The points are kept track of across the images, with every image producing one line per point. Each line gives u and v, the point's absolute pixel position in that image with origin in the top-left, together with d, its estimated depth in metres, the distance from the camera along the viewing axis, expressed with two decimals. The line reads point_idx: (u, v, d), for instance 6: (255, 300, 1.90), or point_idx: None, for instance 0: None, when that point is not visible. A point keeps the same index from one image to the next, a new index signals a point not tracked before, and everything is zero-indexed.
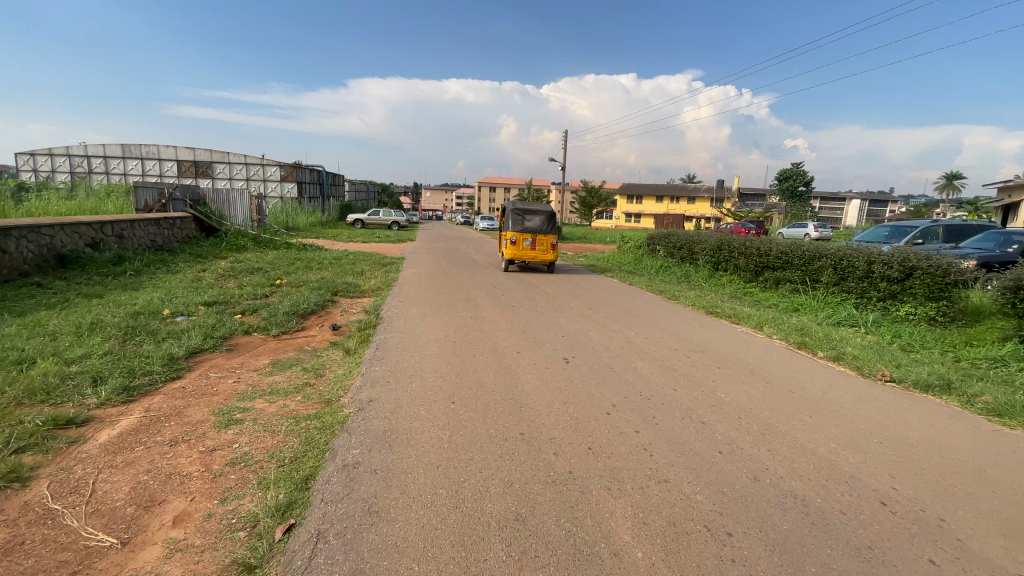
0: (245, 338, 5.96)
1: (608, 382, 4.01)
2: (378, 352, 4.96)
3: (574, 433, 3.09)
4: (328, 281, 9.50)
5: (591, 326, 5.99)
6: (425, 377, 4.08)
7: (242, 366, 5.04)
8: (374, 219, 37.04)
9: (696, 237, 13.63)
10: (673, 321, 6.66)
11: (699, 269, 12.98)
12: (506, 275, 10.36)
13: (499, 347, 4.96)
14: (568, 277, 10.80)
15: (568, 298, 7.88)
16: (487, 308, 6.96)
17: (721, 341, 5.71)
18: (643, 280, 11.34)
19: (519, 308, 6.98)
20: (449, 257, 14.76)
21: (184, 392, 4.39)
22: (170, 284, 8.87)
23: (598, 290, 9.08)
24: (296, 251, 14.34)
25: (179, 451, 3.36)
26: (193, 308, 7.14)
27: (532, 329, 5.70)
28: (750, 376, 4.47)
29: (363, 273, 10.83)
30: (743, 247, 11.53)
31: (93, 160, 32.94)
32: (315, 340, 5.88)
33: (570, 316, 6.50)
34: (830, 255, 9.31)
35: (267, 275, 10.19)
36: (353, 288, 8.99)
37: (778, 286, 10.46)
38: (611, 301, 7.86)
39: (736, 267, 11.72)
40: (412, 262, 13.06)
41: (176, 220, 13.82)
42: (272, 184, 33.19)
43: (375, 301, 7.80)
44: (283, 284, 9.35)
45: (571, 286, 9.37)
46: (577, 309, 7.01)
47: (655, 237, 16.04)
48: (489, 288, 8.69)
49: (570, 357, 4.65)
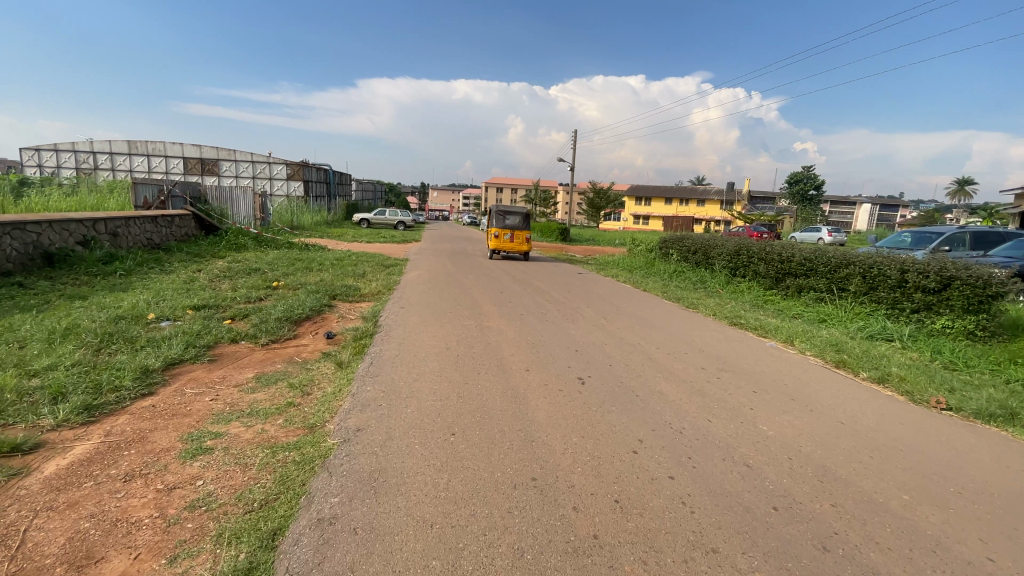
0: (231, 347, 5.50)
1: (631, 410, 3.50)
2: (372, 367, 4.48)
3: (597, 480, 2.59)
4: (326, 283, 9.04)
5: (607, 338, 5.48)
6: (422, 401, 3.58)
7: (223, 381, 4.58)
8: (379, 218, 36.67)
9: (712, 241, 13.06)
10: (695, 333, 6.13)
11: (715, 274, 12.40)
12: (514, 279, 9.85)
13: (507, 363, 4.46)
14: (578, 281, 10.28)
15: (581, 306, 7.36)
16: (494, 316, 6.47)
17: (751, 357, 5.17)
18: (657, 286, 10.79)
19: (528, 316, 6.47)
20: (455, 259, 14.29)
21: (153, 413, 3.93)
22: (160, 286, 8.45)
23: (612, 296, 8.55)
24: (297, 251, 13.94)
25: (133, 490, 2.89)
26: (180, 313, 6.70)
27: (543, 342, 5.20)
28: (791, 403, 3.94)
29: (364, 275, 10.37)
30: (763, 253, 10.94)
31: (100, 157, 32.89)
32: (305, 350, 5.42)
33: (584, 327, 5.99)
34: (858, 262, 8.72)
35: (264, 276, 9.76)
36: (352, 291, 8.53)
37: (801, 294, 9.88)
38: (626, 309, 7.34)
39: (755, 273, 11.15)
40: (416, 264, 12.62)
41: (175, 217, 13.47)
42: (277, 183, 32.95)
43: (374, 307, 7.34)
44: (279, 286, 8.92)
45: (583, 291, 8.84)
46: (590, 318, 6.50)
47: (668, 240, 15.47)
48: (495, 293, 8.18)
49: (586, 377, 4.15)
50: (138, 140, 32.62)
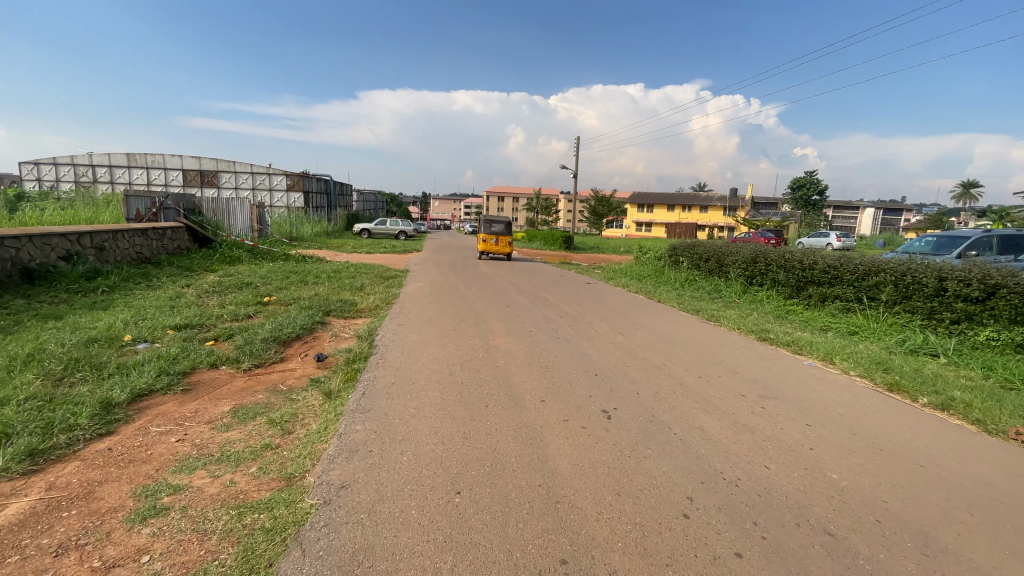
0: (210, 373, 4.95)
1: (670, 455, 2.93)
2: (365, 397, 3.91)
3: (644, 561, 2.01)
4: (320, 298, 8.50)
5: (629, 359, 4.91)
6: (420, 446, 3.01)
7: (195, 416, 4.02)
8: (380, 229, 36.24)
9: (726, 248, 12.50)
10: (723, 351, 5.55)
11: (729, 283, 11.81)
12: (520, 291, 9.31)
13: (519, 392, 3.89)
14: (588, 291, 9.72)
15: (594, 320, 6.79)
16: (501, 333, 5.91)
17: (792, 381, 4.60)
18: (671, 295, 10.20)
19: (539, 334, 5.90)
20: (457, 269, 13.75)
21: (108, 460, 3.36)
22: (143, 303, 7.91)
23: (626, 308, 7.98)
24: (293, 263, 13.41)
25: (62, 570, 2.32)
26: (159, 334, 6.15)
27: (557, 364, 4.63)
28: (854, 441, 3.35)
29: (362, 288, 9.83)
30: (782, 260, 10.39)
31: (99, 170, 32.67)
32: (291, 376, 4.86)
33: (601, 344, 5.42)
34: (889, 270, 8.16)
35: (255, 291, 9.23)
36: (347, 306, 7.99)
37: (825, 303, 9.29)
38: (643, 323, 6.78)
39: (774, 282, 10.57)
40: (417, 275, 12.07)
41: (166, 230, 12.98)
42: (277, 194, 32.61)
43: (370, 324, 6.78)
44: (270, 301, 8.38)
45: (594, 302, 8.29)
46: (605, 335, 5.93)
47: (678, 247, 14.91)
48: (501, 307, 7.63)
49: (611, 410, 3.57)
50: (138, 153, 32.39)
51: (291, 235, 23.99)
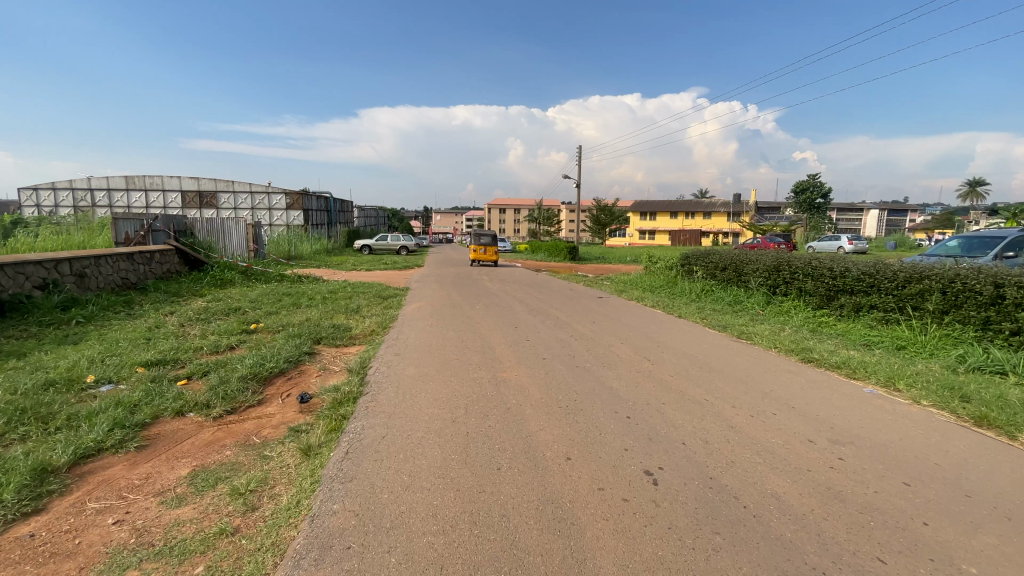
0: (176, 424, 4.25)
1: (751, 547, 2.20)
2: (350, 456, 3.19)
3: None
4: (312, 323, 7.82)
5: (663, 394, 4.18)
6: (415, 538, 2.28)
7: (147, 484, 3.31)
8: (381, 244, 35.68)
9: (744, 256, 11.78)
10: (767, 379, 4.82)
11: (750, 293, 11.07)
12: (528, 309, 8.59)
13: (538, 446, 3.17)
14: (602, 307, 9.01)
15: (614, 342, 6.06)
16: (510, 362, 5.20)
17: (860, 418, 3.88)
18: (691, 308, 9.46)
19: (554, 361, 5.18)
20: (460, 285, 13.06)
21: (23, 553, 2.64)
22: (118, 335, 7.23)
23: (645, 325, 7.26)
24: (287, 284, 12.75)
25: None
26: (126, 373, 5.45)
27: (580, 404, 3.90)
28: (976, 512, 2.61)
29: (358, 310, 9.15)
30: (809, 268, 9.64)
31: (97, 194, 32.33)
32: (267, 425, 4.15)
33: (628, 375, 4.69)
34: (935, 276, 7.41)
35: (242, 317, 8.55)
36: (340, 332, 7.31)
37: (860, 314, 8.54)
38: (669, 344, 6.05)
39: (800, 291, 9.82)
40: (417, 294, 11.38)
41: (155, 253, 12.37)
42: (276, 213, 32.13)
43: (364, 353, 6.10)
44: (257, 329, 7.70)
45: (610, 319, 7.57)
46: (629, 361, 5.20)
47: (692, 256, 14.19)
48: (509, 328, 6.93)
49: (656, 470, 2.85)
50: (136, 175, 32.11)
51: (290, 253, 23.40)
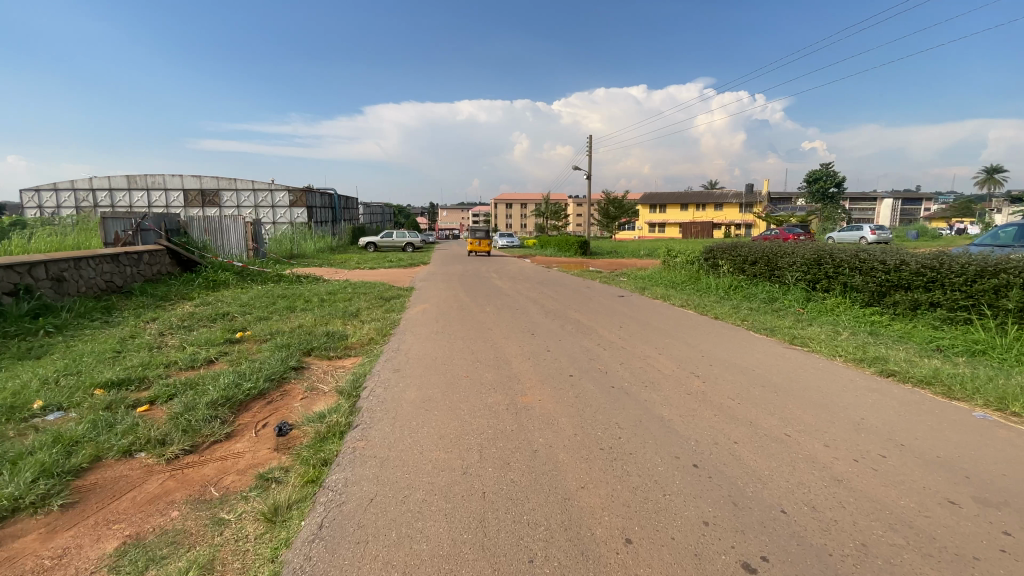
0: (123, 469, 3.43)
1: None
2: (324, 532, 2.34)
3: None
4: (304, 331, 6.99)
5: (731, 428, 3.29)
6: None
7: (61, 567, 2.48)
8: (386, 241, 34.86)
9: (777, 249, 10.81)
10: (851, 403, 3.90)
11: (785, 289, 10.11)
12: (544, 311, 7.70)
13: (584, 520, 2.29)
14: (626, 307, 8.11)
15: (650, 352, 5.17)
16: (531, 379, 4.32)
17: (993, 462, 2.98)
18: (725, 308, 8.51)
19: (584, 378, 4.30)
20: (468, 284, 12.19)
21: None
22: (86, 347, 6.45)
23: (681, 330, 6.35)
24: (284, 285, 11.95)
25: None
26: (80, 397, 4.64)
27: (629, 445, 3.02)
28: None
29: (356, 314, 8.32)
30: (856, 261, 8.65)
31: (99, 194, 31.83)
32: (231, 471, 3.32)
33: (680, 399, 3.80)
34: (1015, 270, 6.43)
35: (228, 324, 7.74)
36: (335, 340, 6.49)
37: (920, 313, 7.56)
38: (716, 355, 5.14)
39: (845, 286, 8.85)
40: (422, 294, 10.56)
41: (143, 254, 11.60)
42: (280, 210, 31.42)
43: (359, 368, 5.26)
44: (243, 338, 6.89)
45: (639, 323, 6.68)
46: (676, 378, 4.31)
47: (715, 249, 13.22)
48: (525, 335, 6.06)
49: (761, 566, 1.98)
50: (138, 174, 31.57)
51: (292, 252, 22.66)
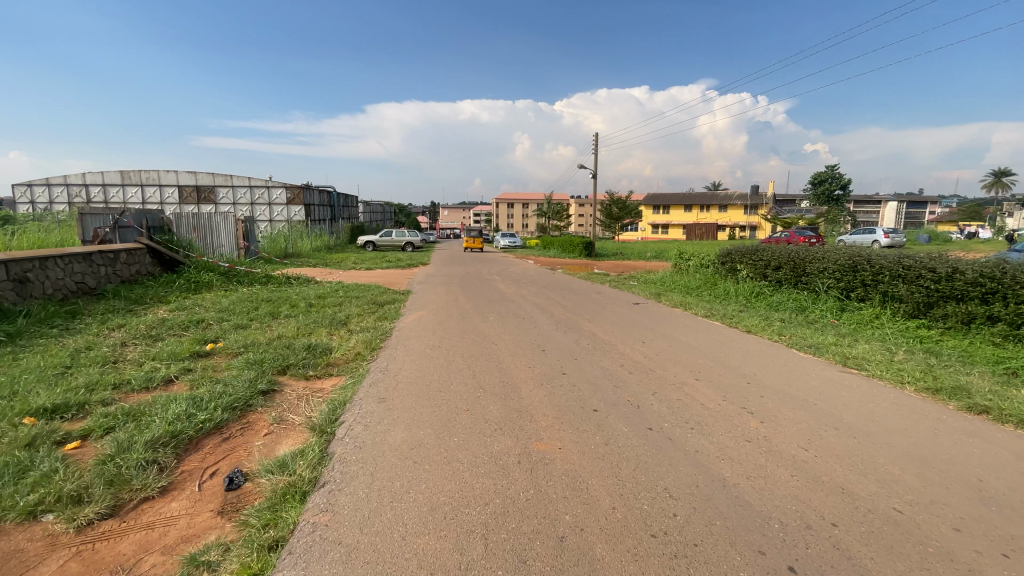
0: (15, 544, 2.60)
1: None
2: None
3: None
4: (282, 343, 6.16)
5: (820, 502, 2.48)
6: None
7: None
8: (386, 240, 34.08)
9: (804, 253, 9.98)
10: (954, 457, 3.08)
11: (815, 297, 9.27)
12: (555, 322, 6.85)
13: None
14: (646, 318, 7.28)
15: (686, 378, 4.33)
16: (547, 415, 3.49)
17: None
18: (754, 319, 7.67)
19: (614, 415, 3.47)
20: (469, 288, 11.35)
21: None
22: (32, 361, 5.62)
23: (715, 347, 5.52)
24: (272, 287, 11.12)
25: None
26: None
27: (692, 530, 2.20)
28: None
29: (345, 322, 7.50)
30: (900, 269, 7.80)
31: (92, 189, 31.03)
32: (153, 552, 2.49)
33: (740, 452, 2.97)
34: None
35: (200, 333, 6.91)
36: (316, 355, 5.66)
37: (976, 328, 6.71)
38: (764, 384, 4.32)
39: (885, 296, 8.01)
40: (418, 299, 9.73)
41: (121, 252, 10.79)
42: (276, 208, 30.59)
43: (339, 394, 4.45)
44: (213, 350, 6.06)
45: (663, 339, 5.84)
46: (727, 418, 3.48)
47: (734, 252, 12.38)
48: (535, 353, 5.22)
49: None
50: (132, 169, 30.80)
51: (287, 250, 21.82)
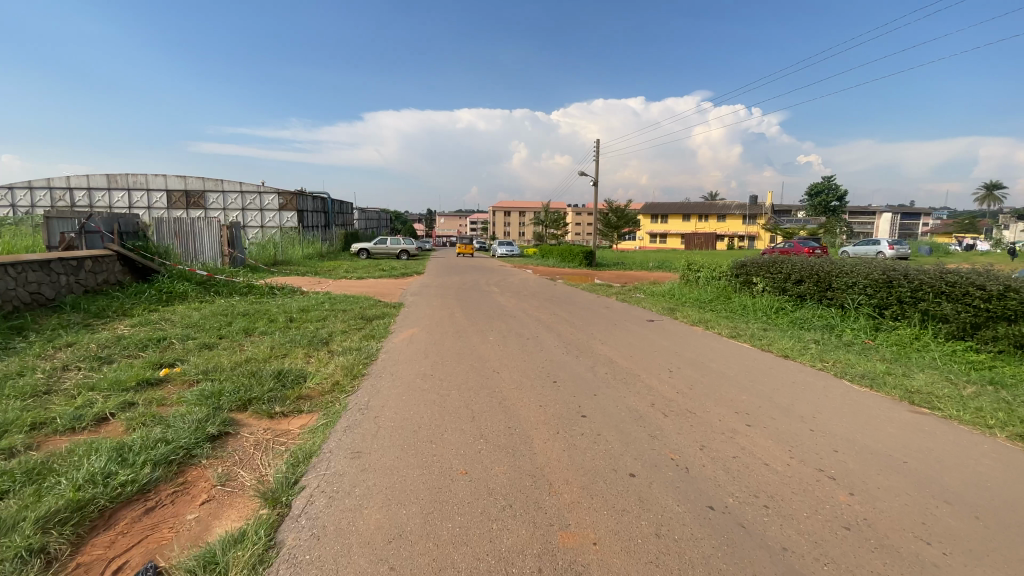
0: None
1: None
2: None
3: None
4: (248, 368, 5.29)
5: None
6: None
7: None
8: (380, 247, 33.20)
9: (828, 265, 9.22)
10: None
11: (843, 314, 8.50)
12: (565, 343, 6.01)
13: None
14: (666, 338, 6.48)
15: (735, 425, 3.52)
16: (571, 483, 2.66)
17: None
18: (783, 339, 6.88)
19: (659, 486, 2.64)
20: (466, 301, 10.54)
21: None
22: None
23: (755, 379, 4.70)
24: (251, 299, 10.24)
25: None
26: None
27: None
28: None
29: (326, 341, 6.65)
30: (943, 284, 7.00)
31: (78, 193, 30.08)
32: None
33: (842, 550, 2.16)
34: None
35: (157, 354, 6.04)
36: (286, 384, 4.81)
37: None
38: (830, 431, 3.51)
39: (926, 314, 7.24)
40: (410, 313, 8.91)
41: (86, 260, 9.89)
42: (268, 214, 29.70)
43: (306, 440, 3.60)
44: (166, 378, 5.18)
45: (693, 367, 5.02)
46: (804, 491, 2.66)
47: (749, 263, 11.64)
48: (545, 384, 4.39)
49: None
50: (119, 174, 29.92)
51: (275, 258, 20.90)
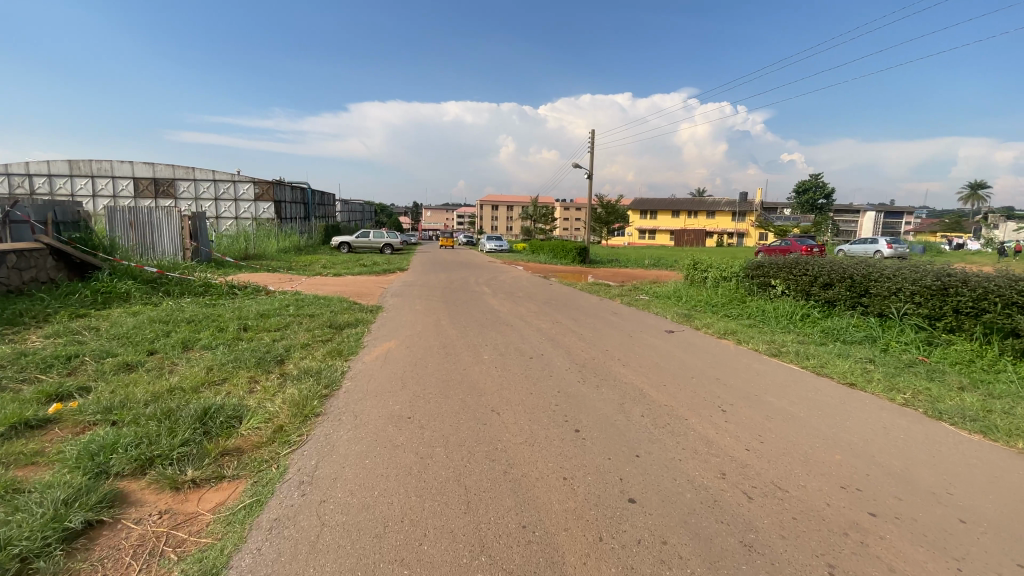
0: None
1: None
2: None
3: None
4: (165, 403, 3.98)
5: None
6: None
7: None
8: (363, 241, 31.65)
9: (864, 268, 8.17)
10: None
11: (884, 325, 7.46)
12: (578, 366, 4.84)
13: None
14: (698, 357, 5.35)
15: (854, 516, 2.39)
16: None
17: None
18: (832, 358, 5.78)
19: None
20: (455, 304, 9.29)
21: None
22: None
23: (834, 424, 3.58)
24: (204, 301, 8.83)
25: None
26: None
27: None
28: None
29: (280, 361, 5.35)
30: (1015, 294, 5.96)
31: (36, 180, 27.96)
32: None
33: None
34: None
35: (56, 380, 4.67)
36: (210, 432, 3.52)
37: None
38: (989, 526, 2.39)
39: (992, 327, 6.19)
40: (388, 321, 7.64)
41: (8, 255, 8.39)
42: (242, 204, 27.89)
43: (213, 544, 2.35)
44: (54, 418, 3.87)
45: (750, 404, 3.87)
46: None
47: (767, 265, 10.59)
48: (564, 436, 3.20)
49: None
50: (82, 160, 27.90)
51: (247, 252, 19.32)
